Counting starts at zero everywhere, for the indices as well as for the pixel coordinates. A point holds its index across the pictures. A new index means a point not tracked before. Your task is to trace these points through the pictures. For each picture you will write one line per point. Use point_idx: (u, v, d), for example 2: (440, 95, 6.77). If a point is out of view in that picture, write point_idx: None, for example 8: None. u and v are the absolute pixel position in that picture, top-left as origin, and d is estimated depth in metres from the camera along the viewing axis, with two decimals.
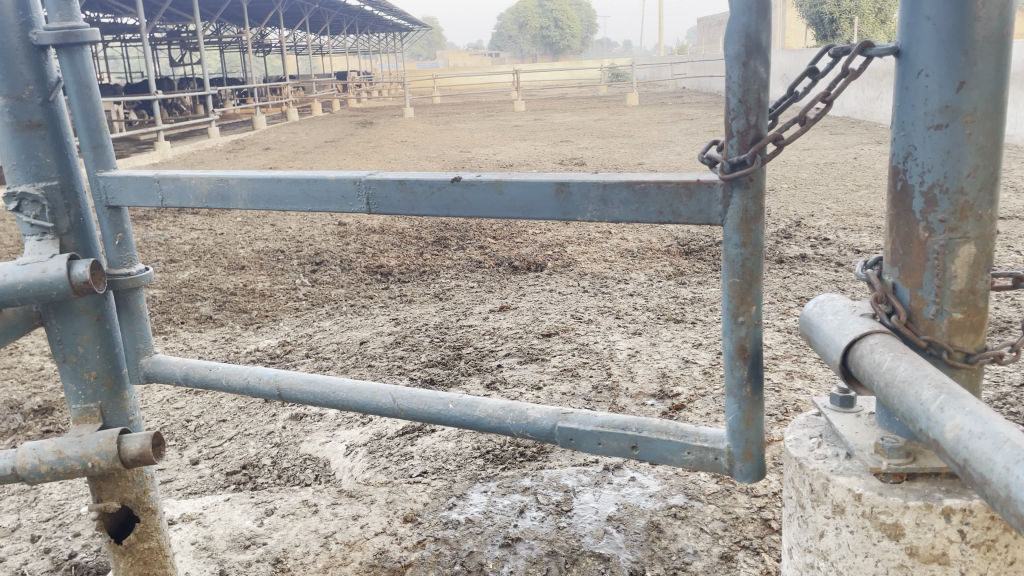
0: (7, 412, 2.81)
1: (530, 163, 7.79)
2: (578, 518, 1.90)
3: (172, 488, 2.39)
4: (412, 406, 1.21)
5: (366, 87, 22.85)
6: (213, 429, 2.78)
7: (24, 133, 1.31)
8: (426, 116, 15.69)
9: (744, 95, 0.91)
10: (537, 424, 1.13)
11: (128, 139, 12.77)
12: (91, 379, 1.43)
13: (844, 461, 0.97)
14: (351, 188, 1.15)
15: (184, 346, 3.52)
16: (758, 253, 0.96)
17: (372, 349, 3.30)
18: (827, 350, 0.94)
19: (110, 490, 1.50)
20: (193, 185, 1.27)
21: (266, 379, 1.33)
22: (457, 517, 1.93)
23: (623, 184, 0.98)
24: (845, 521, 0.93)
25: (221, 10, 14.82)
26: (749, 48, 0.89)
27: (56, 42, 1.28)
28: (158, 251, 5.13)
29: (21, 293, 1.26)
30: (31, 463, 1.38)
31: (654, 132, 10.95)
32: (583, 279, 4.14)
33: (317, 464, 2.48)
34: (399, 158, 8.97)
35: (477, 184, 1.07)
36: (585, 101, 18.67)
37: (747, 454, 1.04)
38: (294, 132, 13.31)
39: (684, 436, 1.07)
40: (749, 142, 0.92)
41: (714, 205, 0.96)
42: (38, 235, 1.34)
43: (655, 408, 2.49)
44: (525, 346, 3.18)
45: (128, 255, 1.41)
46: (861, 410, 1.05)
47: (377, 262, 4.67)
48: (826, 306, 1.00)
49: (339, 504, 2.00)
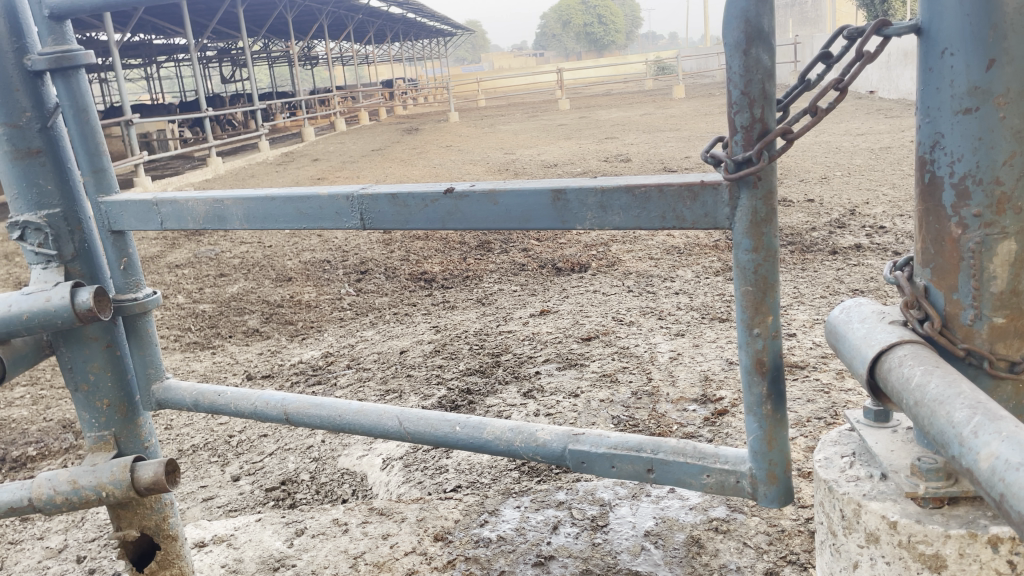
0: (59, 431, 2.84)
1: (574, 162, 7.71)
2: (614, 534, 1.82)
3: (213, 506, 2.38)
4: (418, 429, 1.16)
5: (412, 93, 23.01)
6: (255, 444, 2.76)
7: (23, 160, 1.30)
8: (472, 120, 15.73)
9: (748, 86, 0.83)
10: (547, 446, 1.06)
11: (183, 156, 13.08)
12: (104, 408, 1.42)
13: (878, 483, 0.88)
14: (344, 204, 1.10)
15: (231, 360, 3.54)
16: (773, 258, 0.88)
17: (411, 359, 3.26)
18: (854, 362, 0.85)
19: (128, 518, 1.48)
20: (189, 206, 1.24)
21: (273, 404, 1.29)
22: (489, 535, 1.87)
23: (622, 189, 0.91)
24: (880, 551, 0.84)
25: (268, 24, 15.06)
26: (750, 34, 0.81)
27: (50, 67, 1.27)
28: (208, 266, 5.19)
29: (26, 323, 1.23)
30: (46, 494, 1.35)
31: (702, 123, 10.74)
32: (628, 279, 4.04)
33: (354, 479, 2.45)
34: (445, 163, 8.98)
35: (471, 195, 1.01)
36: (631, 96, 18.49)
37: (771, 477, 0.95)
38: (343, 142, 13.45)
39: (702, 457, 0.98)
40: (755, 138, 0.84)
41: (721, 208, 0.88)
42: (43, 263, 1.32)
43: (697, 414, 2.39)
44: (564, 351, 3.11)
45: (134, 280, 1.38)
46: (898, 425, 0.95)
47: (421, 268, 4.64)
48: (852, 313, 0.90)
49: (369, 523, 1.96)
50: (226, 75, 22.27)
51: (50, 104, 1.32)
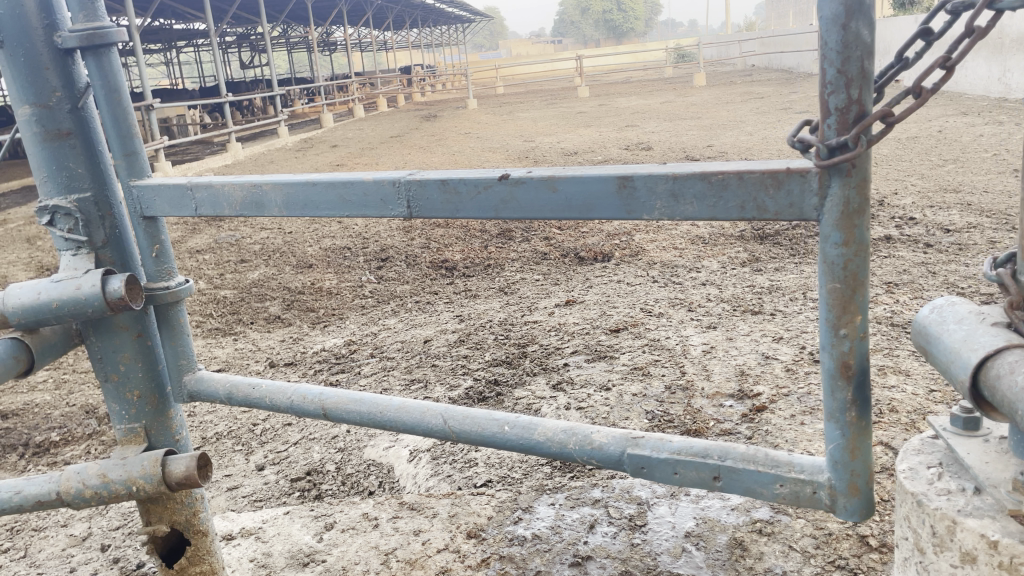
0: (82, 416, 2.81)
1: (595, 150, 7.62)
2: (653, 534, 1.76)
3: (238, 495, 2.34)
4: (464, 428, 1.10)
5: (429, 79, 22.89)
6: (279, 432, 2.72)
7: (53, 142, 1.25)
8: (489, 107, 15.62)
9: (845, 63, 0.76)
10: (604, 450, 1.00)
11: (202, 141, 13.08)
12: (134, 399, 1.37)
13: (973, 498, 0.81)
14: (390, 190, 1.04)
15: (253, 347, 3.50)
16: (864, 253, 0.81)
17: (436, 348, 3.21)
18: (951, 367, 0.78)
19: (158, 513, 1.45)
20: (226, 191, 1.18)
21: (311, 399, 1.23)
22: (524, 533, 1.81)
23: (697, 175, 0.84)
24: (978, 572, 0.78)
25: (287, 10, 15.01)
26: (850, 6, 0.74)
27: (80, 44, 1.21)
28: (229, 252, 5.16)
29: (56, 312, 1.19)
30: (75, 488, 1.31)
31: (723, 112, 10.61)
32: (652, 268, 3.97)
33: (381, 471, 2.40)
34: (463, 150, 8.91)
35: (527, 181, 0.94)
36: (650, 83, 18.33)
37: (853, 489, 0.89)
38: (361, 129, 13.39)
39: (776, 465, 0.91)
40: (851, 121, 0.77)
41: (808, 197, 0.81)
42: (73, 250, 1.28)
43: (734, 410, 2.32)
44: (592, 343, 3.04)
45: (166, 268, 1.33)
46: (990, 433, 0.88)
47: (441, 256, 4.58)
48: (946, 312, 0.83)
49: (400, 519, 1.91)
50: (245, 60, 22.23)
51: (81, 83, 1.27)
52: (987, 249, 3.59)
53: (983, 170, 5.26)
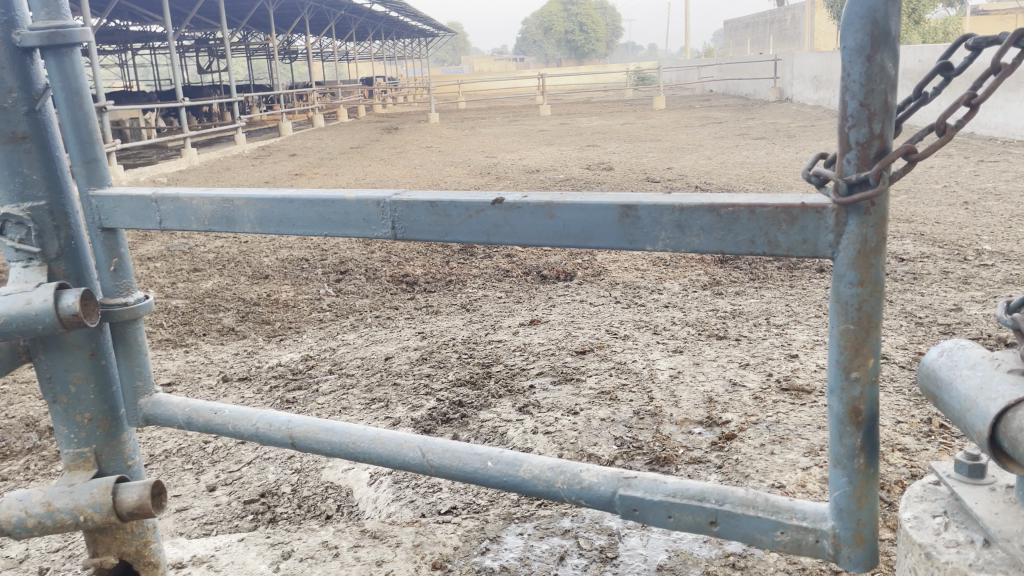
0: (22, 429, 2.67)
1: (556, 168, 7.60)
2: (625, 567, 1.71)
3: (187, 517, 2.23)
4: (444, 463, 1.04)
5: (391, 92, 22.73)
6: (232, 452, 2.61)
7: (7, 146, 1.17)
8: (450, 121, 15.54)
9: (868, 96, 0.76)
10: (594, 489, 0.95)
11: (156, 146, 12.73)
12: (85, 422, 1.28)
13: (984, 552, 0.82)
14: (373, 210, 0.98)
15: (205, 360, 3.38)
16: (878, 293, 0.79)
17: (397, 366, 3.13)
18: (967, 416, 0.80)
19: (107, 543, 1.35)
20: (194, 205, 1.11)
21: (278, 427, 1.16)
22: (492, 564, 1.75)
23: (704, 207, 0.82)
24: None
25: (248, 17, 14.74)
26: (876, 38, 0.74)
27: (41, 43, 1.14)
28: (181, 260, 5.00)
29: (3, 327, 1.10)
30: (17, 517, 1.21)
31: (681, 135, 10.71)
32: (615, 289, 3.95)
33: (339, 493, 2.31)
34: (425, 163, 8.81)
35: (523, 206, 0.89)
36: (610, 104, 18.47)
37: (858, 539, 0.86)
38: (321, 139, 13.17)
39: (778, 511, 0.88)
40: (872, 156, 0.77)
41: (822, 234, 0.79)
42: (24, 261, 1.19)
43: (704, 438, 2.30)
44: (558, 364, 3.00)
45: (124, 283, 1.24)
46: (996, 482, 0.90)
47: (402, 270, 4.50)
48: (957, 358, 0.85)
49: (362, 547, 1.82)
50: (204, 64, 21.80)
51: (40, 84, 1.19)
52: (941, 279, 3.65)
53: (935, 202, 5.37)
